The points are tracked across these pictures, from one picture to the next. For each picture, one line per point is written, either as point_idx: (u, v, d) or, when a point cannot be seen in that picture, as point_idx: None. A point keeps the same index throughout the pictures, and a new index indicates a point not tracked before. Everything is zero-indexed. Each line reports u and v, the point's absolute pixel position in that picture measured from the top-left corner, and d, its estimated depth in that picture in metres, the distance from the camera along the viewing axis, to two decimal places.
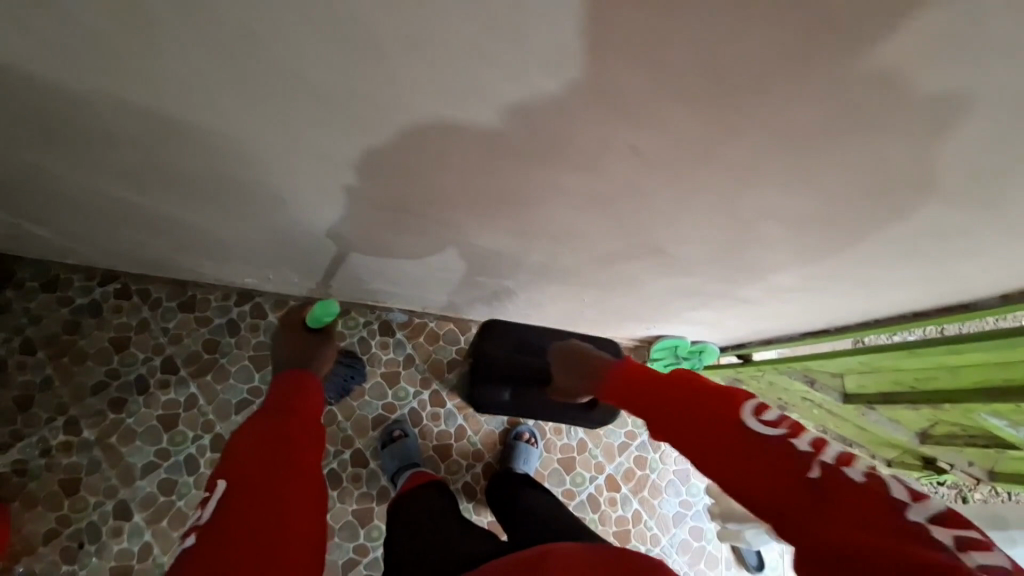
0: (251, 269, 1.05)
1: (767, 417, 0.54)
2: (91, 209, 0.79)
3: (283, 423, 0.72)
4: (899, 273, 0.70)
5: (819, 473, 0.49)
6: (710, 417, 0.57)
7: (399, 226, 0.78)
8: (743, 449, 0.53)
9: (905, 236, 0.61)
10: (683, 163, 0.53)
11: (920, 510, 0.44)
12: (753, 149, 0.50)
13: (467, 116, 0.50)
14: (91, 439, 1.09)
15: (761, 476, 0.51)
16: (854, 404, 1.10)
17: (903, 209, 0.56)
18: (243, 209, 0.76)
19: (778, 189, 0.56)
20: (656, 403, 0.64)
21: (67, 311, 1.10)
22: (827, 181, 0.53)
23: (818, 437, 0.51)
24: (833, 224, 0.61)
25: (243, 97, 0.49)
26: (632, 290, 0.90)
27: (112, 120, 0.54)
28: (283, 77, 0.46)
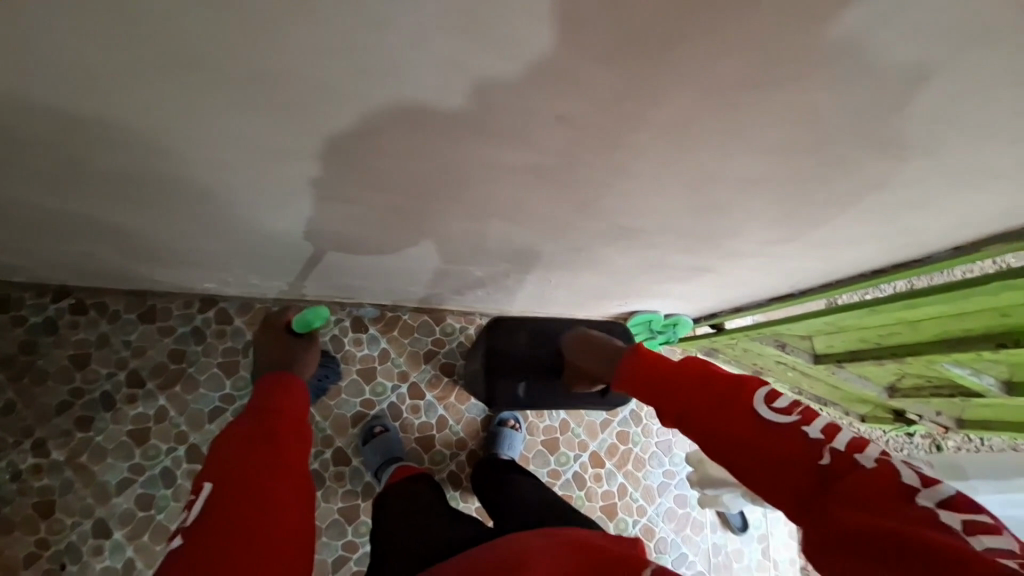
0: (210, 274, 1.02)
1: (780, 404, 0.53)
2: (19, 221, 0.74)
3: (279, 438, 0.68)
4: (849, 231, 0.70)
5: (829, 459, 0.48)
6: (723, 403, 0.56)
7: (350, 221, 0.76)
8: (752, 436, 0.52)
9: (851, 193, 0.60)
10: (634, 139, 0.52)
11: (931, 495, 0.43)
12: (705, 121, 0.49)
13: (401, 106, 0.48)
14: (61, 460, 1.06)
15: (771, 462, 0.51)
16: (824, 363, 1.12)
17: (862, 173, 0.57)
18: (184, 215, 0.73)
19: (724, 158, 0.55)
20: (663, 387, 0.62)
21: (21, 331, 1.06)
22: (773, 145, 0.52)
23: (831, 424, 0.50)
24: (796, 192, 0.61)
25: (155, 92, 0.46)
26: (597, 268, 0.89)
27: (12, 122, 0.49)
28: (194, 67, 0.42)
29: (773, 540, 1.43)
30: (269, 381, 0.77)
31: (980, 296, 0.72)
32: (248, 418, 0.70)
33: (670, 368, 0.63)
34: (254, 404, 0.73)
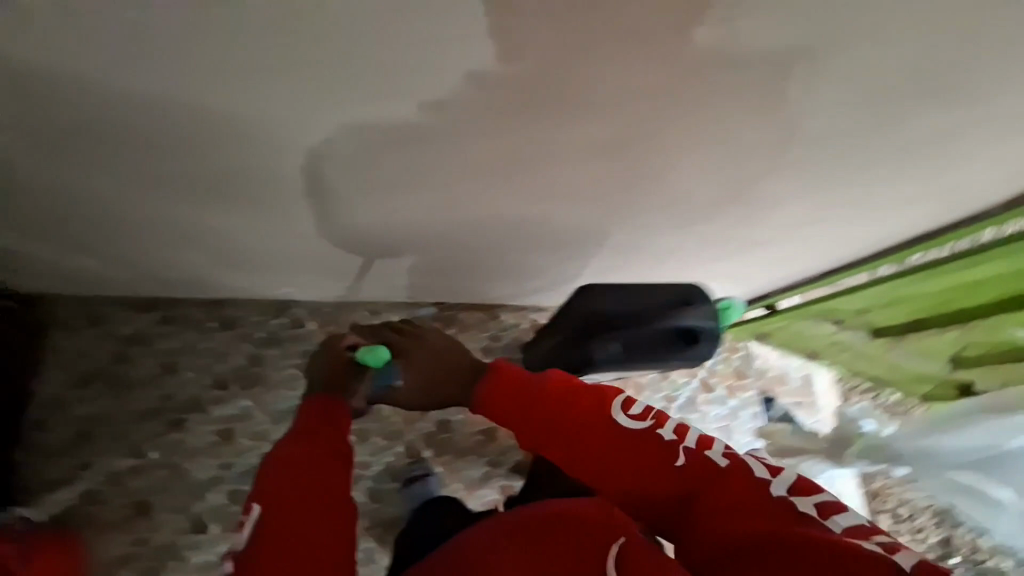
0: (289, 283, 1.11)
1: (636, 412, 0.71)
2: (144, 228, 0.84)
3: (322, 474, 0.64)
4: (888, 172, 0.74)
5: (684, 460, 0.66)
6: (594, 418, 0.71)
7: (429, 220, 0.84)
8: (620, 442, 0.69)
9: (890, 128, 0.65)
10: (693, 96, 0.59)
11: (782, 484, 0.62)
12: (756, 70, 0.56)
13: (494, 85, 0.57)
14: (156, 460, 1.15)
15: (646, 470, 0.67)
16: (882, 339, 1.13)
17: (900, 111, 0.63)
18: (281, 220, 0.82)
19: (775, 105, 0.61)
20: (530, 405, 0.74)
21: (117, 342, 1.18)
22: (819, 86, 0.58)
23: (681, 426, 0.69)
24: (843, 138, 0.67)
25: (295, 79, 0.55)
26: (654, 251, 0.94)
27: (174, 114, 0.60)
28: (332, 49, 0.52)
29: None
30: (314, 408, 0.71)
31: None
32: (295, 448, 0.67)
33: (528, 392, 0.74)
34: (300, 428, 0.69)
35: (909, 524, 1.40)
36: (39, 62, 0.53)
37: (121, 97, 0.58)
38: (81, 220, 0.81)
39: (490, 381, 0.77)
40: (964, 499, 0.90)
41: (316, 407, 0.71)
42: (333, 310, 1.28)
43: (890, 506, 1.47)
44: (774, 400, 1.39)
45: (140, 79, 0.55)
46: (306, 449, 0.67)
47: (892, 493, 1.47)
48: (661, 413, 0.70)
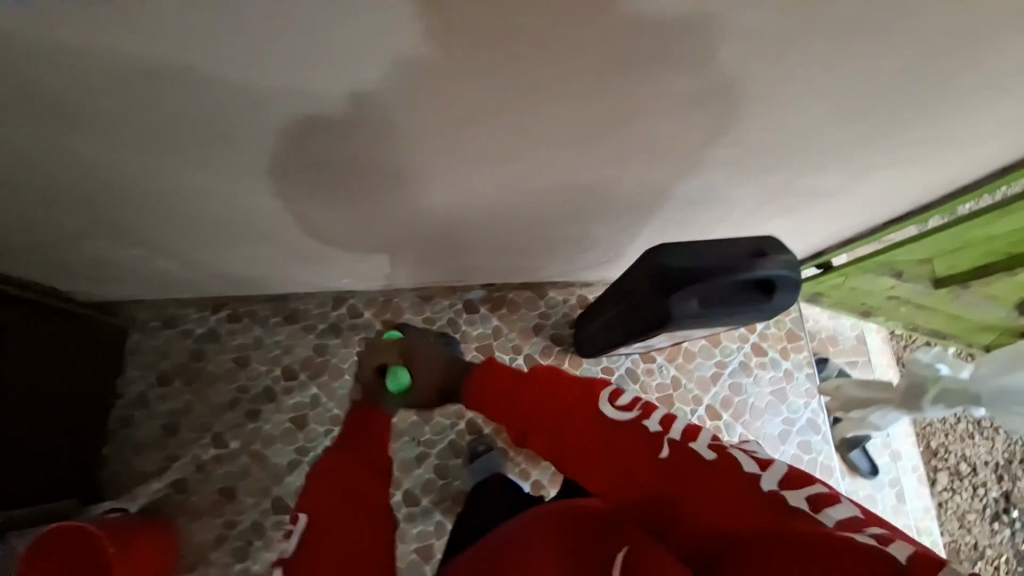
0: (347, 271, 1.14)
1: (623, 403, 0.67)
2: (220, 226, 0.88)
3: (365, 469, 0.76)
4: (994, 119, 0.67)
5: (668, 451, 0.60)
6: (574, 410, 0.69)
7: (488, 201, 0.84)
8: (602, 437, 0.65)
9: (997, 76, 0.59)
10: (776, 74, 0.56)
11: (772, 477, 0.54)
12: (848, 42, 0.52)
13: (564, 84, 0.56)
14: (237, 449, 1.22)
15: (630, 463, 0.62)
16: (947, 287, 1.13)
17: (1004, 65, 0.57)
18: (345, 209, 0.84)
19: (881, 63, 0.55)
20: (524, 396, 0.75)
21: (192, 341, 1.26)
22: (912, 55, 0.54)
23: (669, 415, 0.63)
24: (932, 99, 0.62)
25: (371, 82, 0.54)
26: (719, 212, 0.90)
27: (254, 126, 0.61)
28: (405, 66, 0.52)
29: (904, 485, 1.38)
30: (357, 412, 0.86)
31: None
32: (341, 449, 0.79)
33: (516, 387, 0.77)
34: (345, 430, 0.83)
35: (969, 480, 1.42)
36: (129, 104, 0.55)
37: (197, 123, 0.60)
38: (163, 222, 0.86)
39: (481, 377, 0.84)
40: None
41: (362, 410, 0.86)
42: (388, 300, 1.32)
43: (948, 463, 1.43)
44: (827, 360, 1.37)
45: (214, 105, 0.56)
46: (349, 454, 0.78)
47: (951, 449, 1.44)
48: (647, 403, 0.66)
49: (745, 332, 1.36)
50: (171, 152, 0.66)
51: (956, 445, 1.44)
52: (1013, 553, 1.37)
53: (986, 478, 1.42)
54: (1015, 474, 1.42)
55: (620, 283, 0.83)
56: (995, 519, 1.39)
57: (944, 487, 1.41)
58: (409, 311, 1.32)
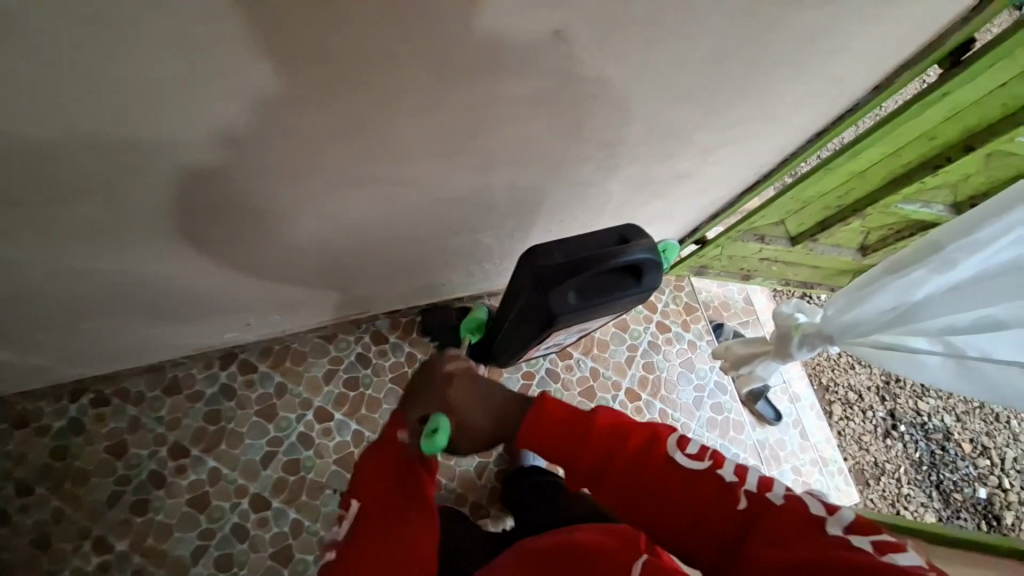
0: (229, 324, 1.04)
1: (692, 451, 0.66)
2: (51, 301, 0.75)
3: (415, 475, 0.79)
4: (805, 90, 0.76)
5: (745, 503, 0.59)
6: (645, 453, 0.66)
7: (361, 228, 0.80)
8: (671, 479, 0.64)
9: (795, 59, 0.67)
10: (607, 74, 0.59)
11: (838, 522, 0.53)
12: (662, 43, 0.56)
13: (403, 101, 0.54)
14: (126, 550, 1.04)
15: (698, 505, 0.62)
16: (801, 242, 1.28)
17: (796, 50, 0.65)
18: (201, 260, 0.76)
19: (698, 55, 0.60)
20: (576, 444, 0.70)
21: (49, 439, 1.06)
22: (717, 48, 0.60)
23: (740, 466, 0.63)
24: (748, 84, 0.70)
25: (183, 112, 0.49)
26: (595, 205, 0.94)
27: (46, 174, 0.52)
28: (221, 91, 0.48)
29: (806, 423, 1.53)
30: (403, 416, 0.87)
31: (914, 129, 0.88)
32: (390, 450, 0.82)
33: (576, 426, 0.70)
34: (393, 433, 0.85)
35: (859, 404, 1.61)
36: None
37: None
38: None
39: (537, 422, 0.72)
40: (896, 359, 0.82)
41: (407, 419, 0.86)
42: (286, 347, 1.23)
43: (840, 395, 1.61)
44: (723, 324, 1.48)
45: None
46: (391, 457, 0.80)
47: (839, 382, 1.62)
48: (716, 452, 0.65)
49: (648, 313, 1.44)
50: None
51: (842, 378, 1.63)
52: (910, 463, 1.56)
53: (872, 401, 1.62)
54: (894, 393, 1.63)
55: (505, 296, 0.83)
56: (887, 436, 1.58)
57: (841, 417, 1.58)
58: (311, 355, 1.24)
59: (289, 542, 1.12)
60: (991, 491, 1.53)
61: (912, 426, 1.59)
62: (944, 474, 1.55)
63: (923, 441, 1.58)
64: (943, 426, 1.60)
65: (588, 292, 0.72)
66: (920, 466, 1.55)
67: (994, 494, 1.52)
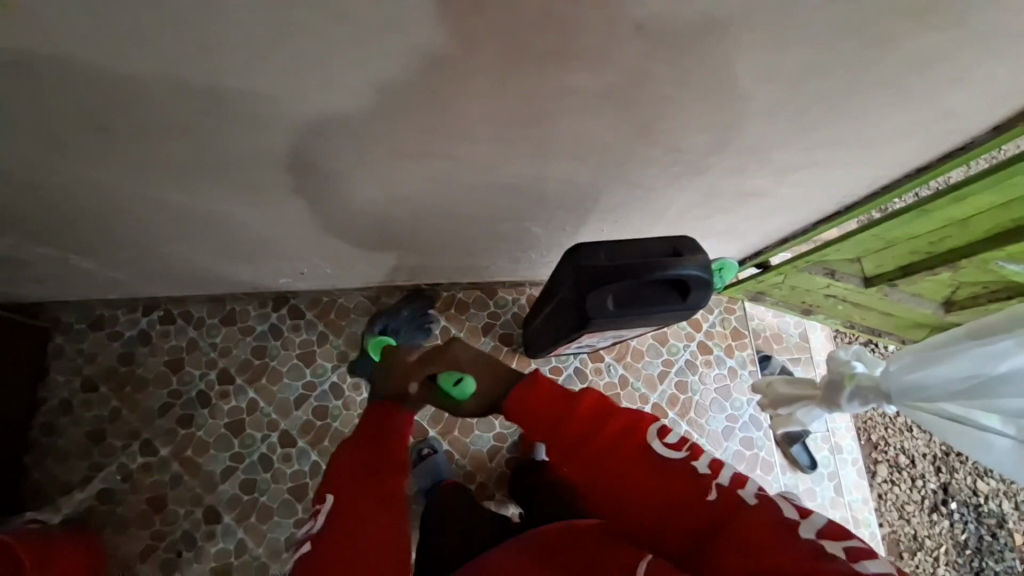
0: (283, 269, 1.10)
1: (670, 441, 0.68)
2: (135, 224, 0.83)
3: (383, 466, 0.77)
4: (913, 120, 0.68)
5: (715, 495, 0.61)
6: (621, 442, 0.70)
7: (413, 199, 0.82)
8: (645, 466, 0.66)
9: (907, 81, 0.60)
10: (688, 74, 0.55)
11: (810, 527, 0.52)
12: (756, 49, 0.52)
13: (468, 78, 0.54)
14: (168, 456, 1.15)
15: (669, 494, 0.63)
16: (876, 285, 1.17)
17: (909, 73, 0.58)
18: (264, 205, 0.80)
19: (792, 66, 0.55)
20: (561, 421, 0.76)
21: (119, 345, 1.18)
22: (816, 61, 0.54)
23: (715, 461, 0.64)
24: (846, 104, 0.63)
25: (265, 68, 0.51)
26: (652, 211, 0.91)
27: (140, 109, 0.56)
28: (299, 51, 0.49)
29: (843, 478, 1.42)
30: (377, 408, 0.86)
31: None
32: (361, 443, 0.80)
33: (564, 408, 0.77)
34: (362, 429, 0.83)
35: (909, 470, 1.47)
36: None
37: (78, 106, 0.55)
38: (67, 218, 0.79)
39: (529, 397, 0.80)
40: (955, 433, 0.74)
41: (380, 409, 0.85)
42: (332, 300, 1.29)
43: (888, 455, 1.48)
44: (771, 357, 1.40)
45: (92, 86, 0.52)
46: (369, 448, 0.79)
47: (891, 442, 1.49)
48: (696, 444, 0.66)
49: (691, 330, 1.38)
50: (55, 140, 0.60)
51: (895, 439, 1.50)
52: (953, 544, 1.42)
53: (924, 470, 1.48)
54: (951, 466, 1.48)
55: (545, 289, 0.83)
56: (934, 510, 1.44)
57: (884, 479, 1.46)
58: (354, 312, 1.29)
59: (306, 481, 1.19)
60: None
61: (964, 505, 1.45)
62: (987, 562, 1.41)
63: (973, 523, 1.43)
64: (999, 511, 1.44)
65: (628, 301, 0.70)
66: (963, 549, 1.42)
67: None
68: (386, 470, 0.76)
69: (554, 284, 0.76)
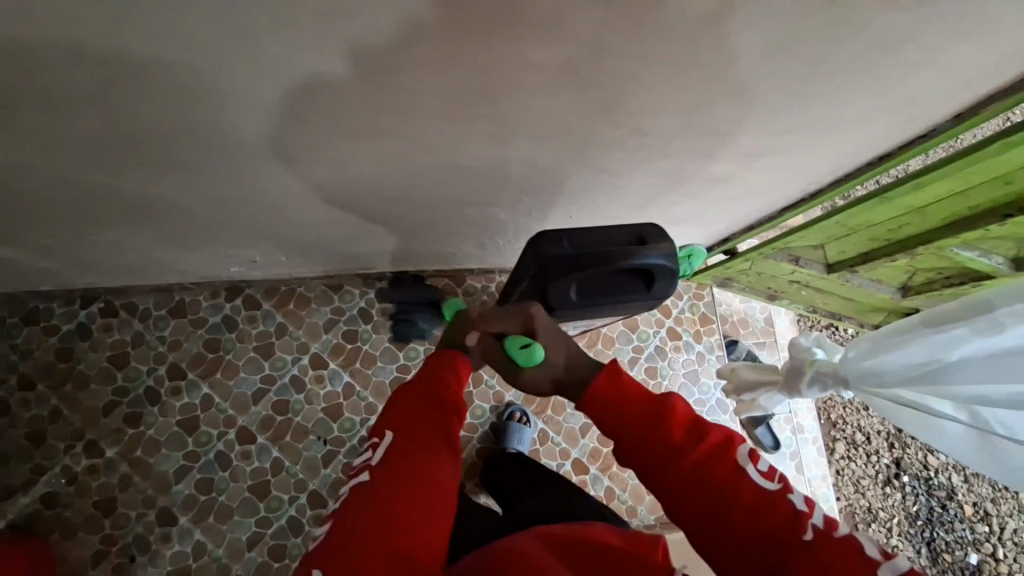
0: (234, 257, 1.03)
1: (762, 467, 0.55)
2: (60, 209, 0.75)
3: (441, 435, 0.63)
4: (877, 104, 0.68)
5: (812, 535, 0.48)
6: (712, 455, 0.56)
7: (367, 182, 0.77)
8: (737, 490, 0.53)
9: (874, 63, 0.58)
10: (653, 51, 0.52)
11: (894, 569, 0.45)
12: (724, 23, 0.49)
13: (418, 52, 0.49)
14: (115, 457, 1.09)
15: (761, 529, 0.51)
16: (838, 271, 1.19)
17: (876, 55, 0.57)
18: (204, 188, 0.74)
19: (759, 46, 0.53)
20: (639, 422, 0.60)
21: (56, 340, 1.10)
22: (783, 42, 0.52)
23: (812, 497, 0.53)
24: (812, 87, 0.62)
25: (187, 43, 0.45)
26: (620, 196, 0.89)
27: (43, 85, 0.49)
28: (222, 22, 0.43)
29: (804, 456, 1.48)
30: (434, 362, 0.71)
31: (990, 169, 0.78)
32: (421, 398, 0.66)
33: (647, 403, 0.61)
34: (423, 379, 0.69)
35: (865, 447, 1.53)
36: None
37: None
38: None
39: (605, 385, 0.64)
40: (913, 419, 0.76)
41: (447, 365, 0.71)
42: (291, 289, 1.23)
43: (846, 433, 1.54)
44: (738, 342, 1.42)
45: None
46: (433, 409, 0.65)
47: (849, 420, 1.55)
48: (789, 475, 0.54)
49: (661, 316, 1.38)
50: None
51: (853, 417, 1.56)
52: (904, 515, 1.49)
53: (879, 446, 1.54)
54: (904, 442, 1.55)
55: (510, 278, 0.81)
56: (887, 484, 1.51)
57: (842, 456, 1.52)
58: (315, 302, 1.24)
59: (267, 478, 1.15)
60: (980, 557, 1.47)
61: (915, 478, 1.52)
62: (938, 532, 1.48)
63: (924, 495, 1.51)
64: (948, 484, 1.52)
65: (591, 292, 0.71)
66: (914, 520, 1.49)
67: (985, 561, 1.46)
68: (441, 437, 0.63)
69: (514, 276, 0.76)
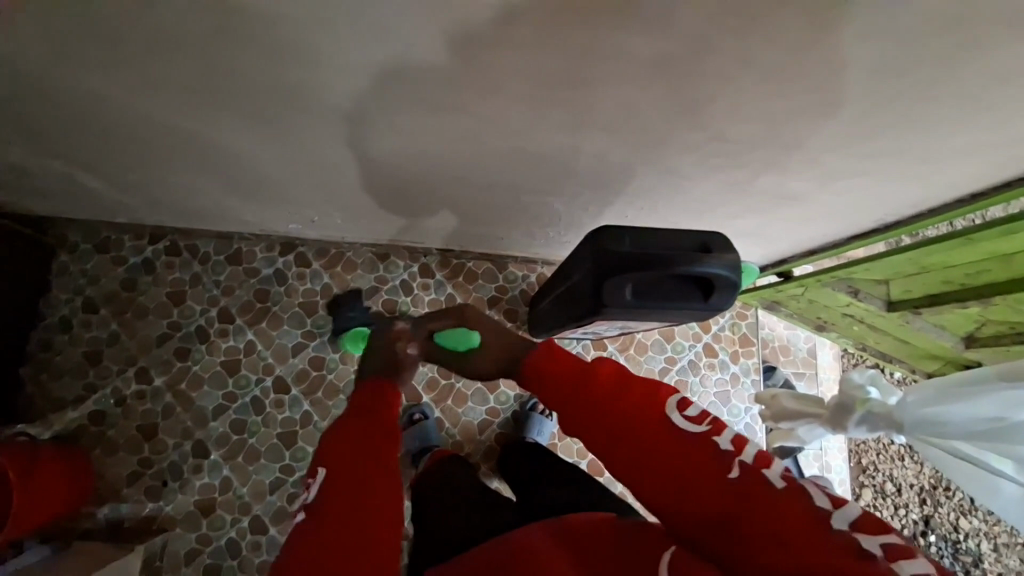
0: (293, 214, 1.07)
1: (691, 413, 0.57)
2: (147, 147, 0.80)
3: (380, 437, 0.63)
4: (982, 138, 0.63)
5: (736, 473, 0.51)
6: (640, 411, 0.59)
7: (433, 156, 0.78)
8: (666, 443, 0.56)
9: (989, 92, 0.54)
10: (752, 52, 0.50)
11: (840, 516, 0.45)
12: (836, 31, 0.46)
13: (510, 30, 0.49)
14: (161, 387, 1.16)
15: (690, 474, 0.53)
16: (899, 310, 1.13)
17: (994, 84, 0.53)
18: (279, 143, 0.77)
19: (869, 59, 0.50)
20: (577, 390, 0.66)
21: (122, 270, 1.17)
22: (894, 58, 0.49)
23: (740, 436, 0.54)
24: (915, 110, 0.58)
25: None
26: (682, 201, 0.87)
27: (155, 27, 0.52)
28: None
29: None
30: (369, 388, 0.72)
31: None
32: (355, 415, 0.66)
33: (582, 377, 0.67)
34: (359, 400, 0.70)
35: (894, 499, 1.46)
36: None
37: (91, 17, 0.51)
38: (78, 132, 0.76)
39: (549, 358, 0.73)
40: (965, 473, 0.72)
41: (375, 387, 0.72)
42: (341, 253, 1.27)
43: (874, 480, 1.47)
44: (775, 368, 1.38)
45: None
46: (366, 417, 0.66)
47: (880, 468, 1.48)
48: (719, 418, 0.56)
49: (699, 331, 1.35)
50: (66, 50, 0.56)
51: (885, 465, 1.49)
52: None
53: (909, 500, 1.46)
54: (937, 500, 1.47)
55: (563, 269, 0.82)
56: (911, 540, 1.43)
57: (866, 503, 1.45)
58: (361, 267, 1.27)
59: (296, 429, 1.20)
60: None
61: (942, 539, 1.44)
62: None
63: (948, 559, 1.42)
64: (977, 551, 1.43)
65: (649, 293, 0.68)
66: None
67: None
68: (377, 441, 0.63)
69: (571, 269, 0.76)
